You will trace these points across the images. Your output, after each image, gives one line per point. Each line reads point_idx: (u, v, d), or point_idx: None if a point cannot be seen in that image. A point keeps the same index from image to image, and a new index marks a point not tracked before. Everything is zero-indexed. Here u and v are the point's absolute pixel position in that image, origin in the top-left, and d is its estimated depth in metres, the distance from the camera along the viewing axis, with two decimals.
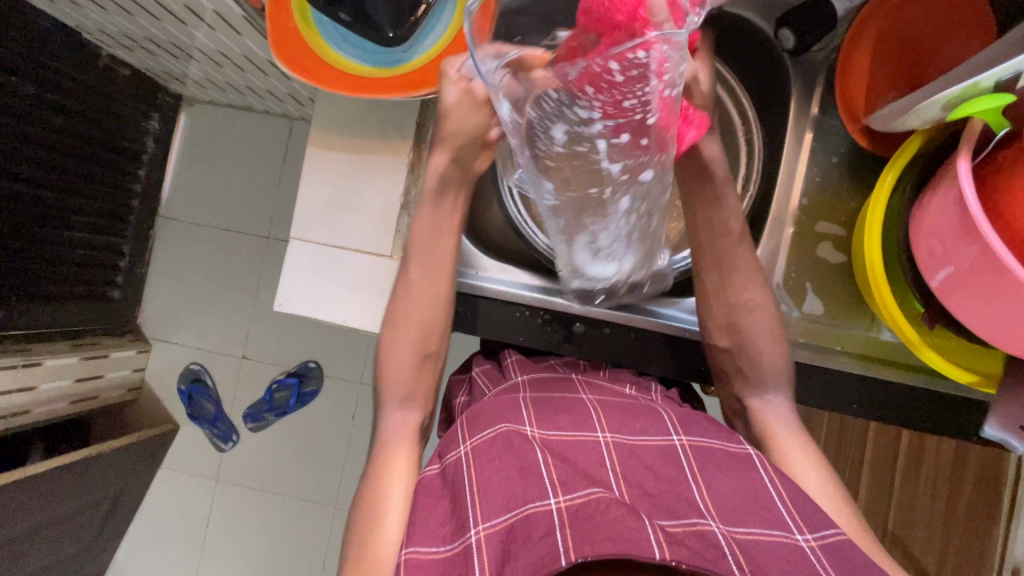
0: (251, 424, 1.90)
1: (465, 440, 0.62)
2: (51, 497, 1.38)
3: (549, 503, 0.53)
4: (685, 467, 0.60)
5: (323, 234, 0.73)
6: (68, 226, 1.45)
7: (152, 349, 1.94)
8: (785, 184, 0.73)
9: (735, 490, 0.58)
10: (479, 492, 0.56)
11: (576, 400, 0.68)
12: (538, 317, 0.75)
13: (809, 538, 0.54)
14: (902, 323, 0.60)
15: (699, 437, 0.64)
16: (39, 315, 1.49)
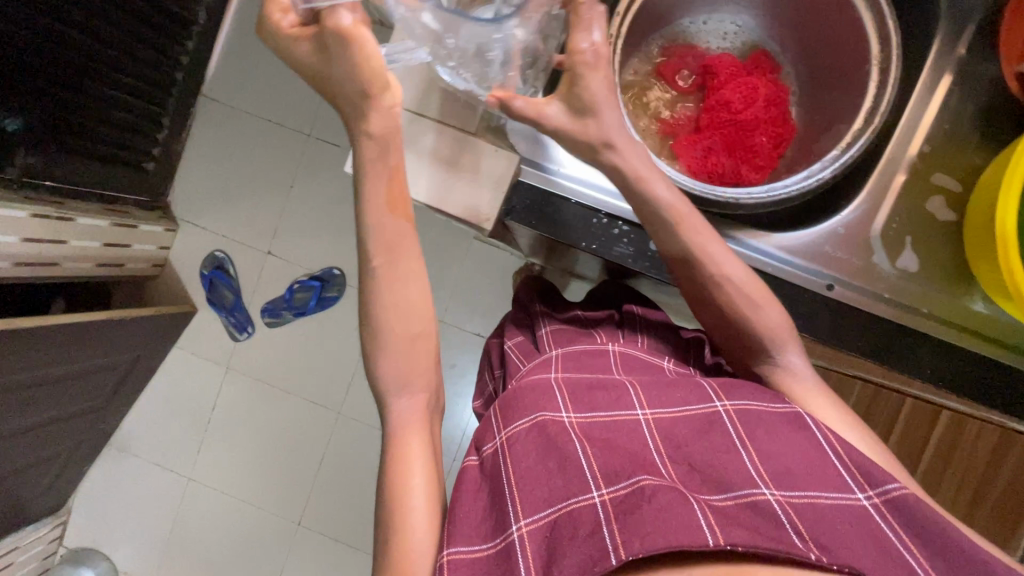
0: (268, 319, 1.90)
1: (499, 432, 0.59)
2: (71, 351, 1.40)
3: (592, 497, 0.50)
4: (731, 434, 0.56)
5: (412, 103, 0.71)
6: (113, 82, 1.41)
7: (178, 229, 1.92)
8: (907, 126, 0.67)
9: (787, 452, 0.54)
10: (520, 486, 0.53)
11: (610, 380, 0.62)
12: (615, 228, 0.71)
13: (874, 497, 0.51)
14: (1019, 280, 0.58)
15: (743, 401, 0.59)
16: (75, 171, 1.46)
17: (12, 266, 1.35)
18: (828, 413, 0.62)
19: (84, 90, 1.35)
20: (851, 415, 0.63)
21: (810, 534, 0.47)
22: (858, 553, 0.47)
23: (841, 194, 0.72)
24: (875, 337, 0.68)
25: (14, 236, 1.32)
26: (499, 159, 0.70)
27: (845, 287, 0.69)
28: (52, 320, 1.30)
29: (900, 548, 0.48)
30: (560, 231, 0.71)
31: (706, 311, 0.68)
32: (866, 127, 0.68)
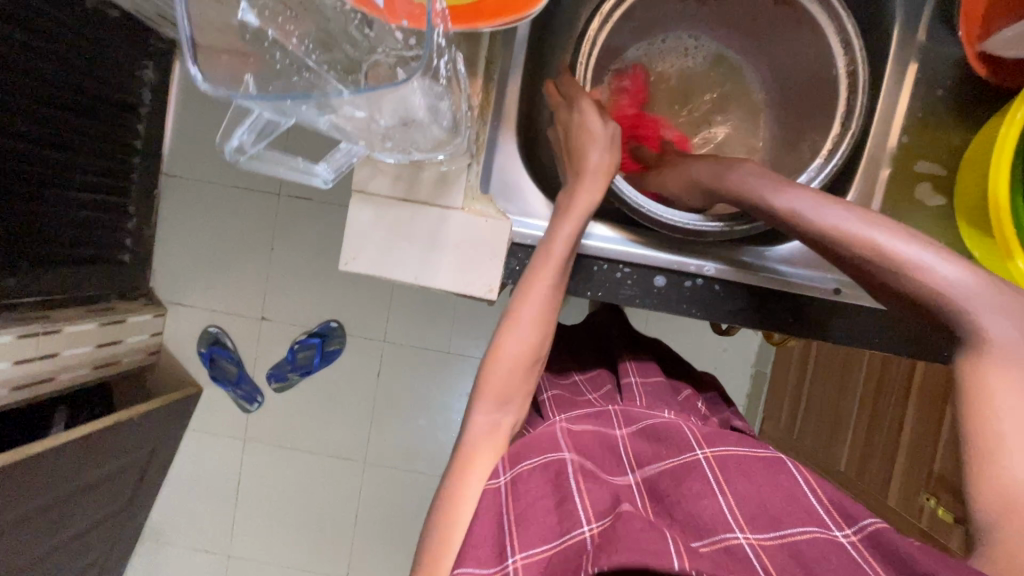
0: (275, 385, 1.87)
1: (502, 470, 0.54)
2: (90, 461, 1.38)
3: (583, 533, 0.47)
4: (710, 475, 0.53)
5: (387, 190, 0.67)
6: (73, 185, 1.38)
7: (166, 310, 1.85)
8: (882, 121, 0.68)
9: (763, 493, 0.51)
10: (517, 528, 0.49)
11: (605, 436, 0.59)
12: (618, 272, 0.71)
13: (850, 534, 0.48)
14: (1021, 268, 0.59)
15: (725, 447, 0.56)
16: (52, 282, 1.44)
17: (9, 393, 1.34)
18: (1002, 380, 0.47)
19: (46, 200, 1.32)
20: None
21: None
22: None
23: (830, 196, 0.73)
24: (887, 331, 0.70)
25: (4, 362, 1.31)
26: (488, 230, 0.68)
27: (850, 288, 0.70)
28: (60, 439, 1.27)
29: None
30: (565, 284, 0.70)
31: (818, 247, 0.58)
32: (844, 132, 0.68)
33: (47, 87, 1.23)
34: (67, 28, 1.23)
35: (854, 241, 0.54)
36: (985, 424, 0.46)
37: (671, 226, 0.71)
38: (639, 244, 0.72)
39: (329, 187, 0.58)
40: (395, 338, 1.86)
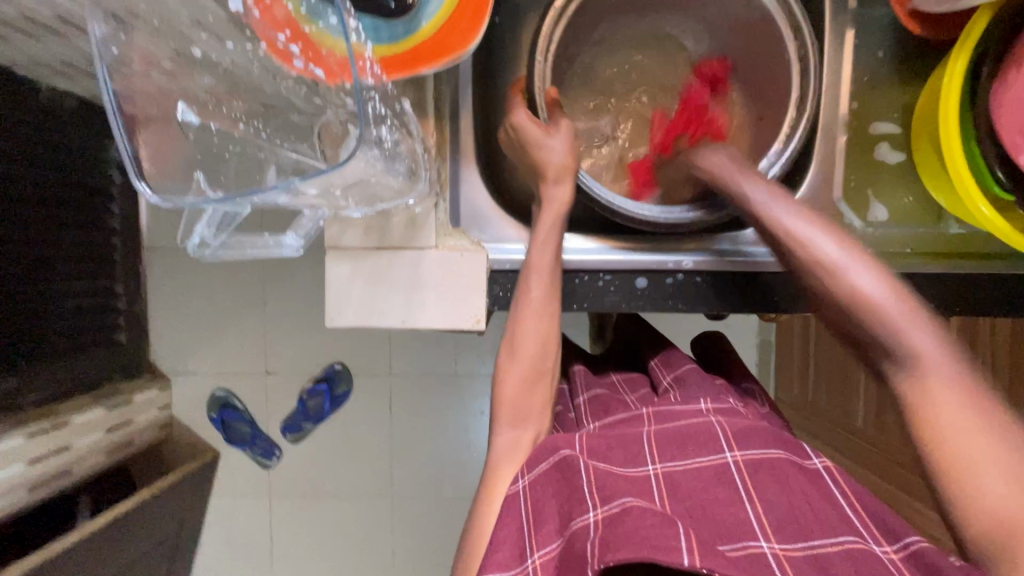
0: (291, 436, 1.86)
1: (521, 475, 0.55)
2: (123, 544, 1.37)
3: (588, 517, 0.48)
4: (737, 484, 0.52)
5: (359, 241, 0.68)
6: (57, 275, 1.39)
7: (173, 383, 1.83)
8: (830, 90, 0.70)
9: (793, 497, 0.50)
10: (537, 524, 0.50)
11: (630, 435, 0.58)
12: (601, 280, 0.72)
13: (886, 549, 0.48)
14: (991, 216, 0.58)
15: (756, 449, 0.54)
16: (50, 376, 1.44)
17: (26, 493, 1.32)
18: (945, 405, 0.46)
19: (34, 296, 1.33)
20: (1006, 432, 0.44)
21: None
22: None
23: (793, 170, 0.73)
24: None
25: (18, 465, 1.30)
26: (466, 264, 0.69)
27: None
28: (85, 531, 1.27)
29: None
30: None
31: (795, 281, 0.58)
32: (802, 113, 0.67)
33: (15, 186, 1.24)
34: (25, 125, 1.24)
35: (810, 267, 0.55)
36: (949, 437, 0.45)
37: (644, 221, 0.72)
38: (616, 252, 0.73)
39: (301, 255, 0.59)
40: (401, 370, 1.85)
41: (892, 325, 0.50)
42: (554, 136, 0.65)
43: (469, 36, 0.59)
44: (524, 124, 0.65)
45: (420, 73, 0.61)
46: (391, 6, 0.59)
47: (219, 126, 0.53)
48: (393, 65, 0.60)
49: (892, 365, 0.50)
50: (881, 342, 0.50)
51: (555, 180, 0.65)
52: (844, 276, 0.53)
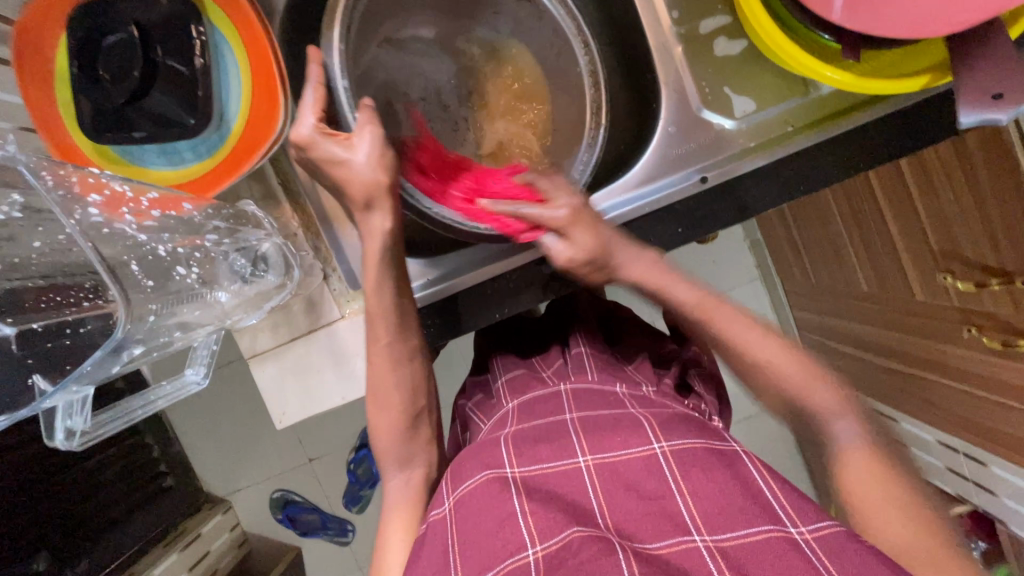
0: (355, 508, 1.68)
1: (447, 496, 0.56)
2: None
3: (526, 555, 0.49)
4: (666, 476, 0.53)
5: (274, 340, 0.69)
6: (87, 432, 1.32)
7: (233, 503, 1.67)
8: (647, 11, 0.68)
9: (721, 487, 0.51)
10: (461, 550, 0.51)
11: (556, 425, 0.59)
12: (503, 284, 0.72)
13: (802, 531, 0.47)
14: (838, 76, 0.55)
15: (681, 438, 0.55)
16: (120, 538, 1.37)
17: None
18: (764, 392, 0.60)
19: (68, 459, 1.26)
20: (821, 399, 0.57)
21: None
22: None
23: (649, 97, 0.72)
24: (768, 185, 0.68)
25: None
26: None
27: (713, 169, 0.68)
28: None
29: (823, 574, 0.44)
30: (464, 321, 0.72)
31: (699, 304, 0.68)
32: (601, 119, 0.72)
33: None
34: None
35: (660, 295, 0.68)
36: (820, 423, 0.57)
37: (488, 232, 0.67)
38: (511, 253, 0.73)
39: (207, 381, 0.60)
40: None
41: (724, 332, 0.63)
42: (359, 146, 0.59)
43: (269, 123, 0.61)
44: (314, 139, 0.58)
45: (249, 170, 0.63)
46: (192, 121, 0.59)
47: (45, 320, 0.58)
48: (219, 178, 0.61)
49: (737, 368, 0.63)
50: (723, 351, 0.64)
51: (366, 207, 0.60)
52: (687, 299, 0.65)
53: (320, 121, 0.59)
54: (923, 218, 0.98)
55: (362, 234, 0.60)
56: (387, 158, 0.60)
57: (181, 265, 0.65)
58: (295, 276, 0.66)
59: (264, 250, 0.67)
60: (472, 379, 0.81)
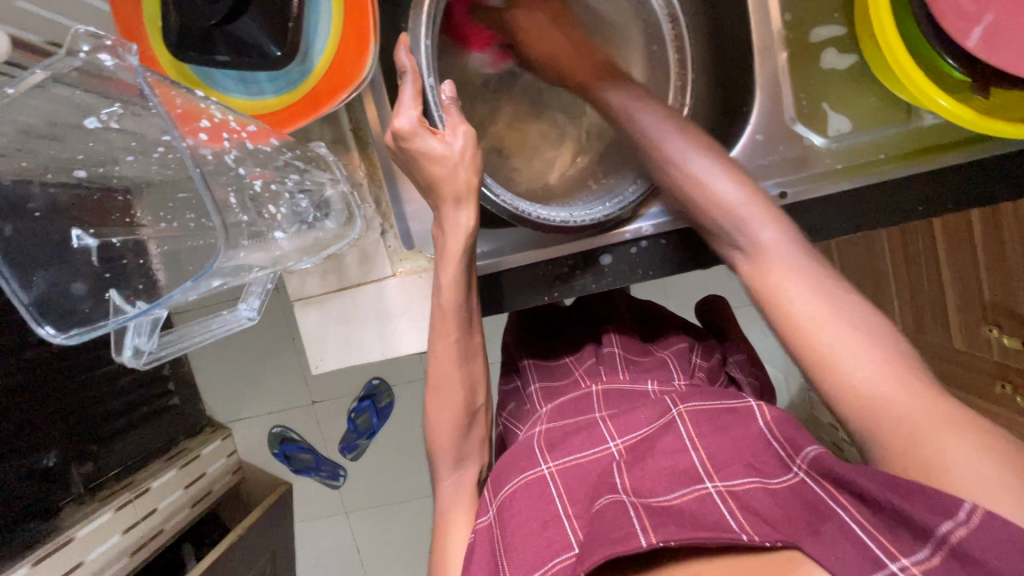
0: (351, 455, 1.71)
1: (490, 503, 0.57)
2: None
3: (574, 553, 0.48)
4: (682, 433, 0.53)
5: (321, 287, 0.69)
6: None
7: (234, 431, 1.71)
8: (758, 9, 0.64)
9: (734, 442, 0.51)
10: (509, 553, 0.51)
11: (586, 422, 0.60)
12: (565, 267, 0.69)
13: (800, 466, 0.47)
14: (952, 106, 0.52)
15: (698, 402, 0.56)
16: (129, 445, 1.39)
17: (130, 557, 1.28)
18: (793, 279, 0.52)
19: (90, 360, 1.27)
20: (855, 312, 0.49)
21: (749, 520, 0.45)
22: (794, 529, 0.43)
23: (739, 101, 0.69)
24: (856, 209, 0.64)
25: (117, 534, 1.25)
26: (426, 284, 0.69)
27: (794, 185, 0.65)
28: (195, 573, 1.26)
29: (836, 509, 0.43)
30: (508, 302, 0.71)
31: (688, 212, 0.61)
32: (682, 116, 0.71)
33: None
34: None
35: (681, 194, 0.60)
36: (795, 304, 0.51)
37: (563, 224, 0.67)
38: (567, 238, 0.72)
39: (256, 319, 0.58)
40: None
41: (740, 222, 0.56)
42: (454, 141, 0.59)
43: (354, 70, 0.59)
44: (415, 132, 0.58)
45: (321, 113, 0.61)
46: (275, 53, 0.58)
47: (119, 237, 0.56)
48: (290, 116, 0.60)
49: (745, 259, 0.56)
50: (733, 239, 0.57)
51: (454, 201, 0.59)
52: (748, 227, 0.55)
53: (418, 114, 0.58)
54: (979, 264, 0.95)
55: (445, 230, 0.60)
56: (478, 158, 0.60)
57: (270, 204, 0.58)
58: (356, 227, 0.65)
59: (328, 196, 0.64)
60: (502, 387, 0.80)
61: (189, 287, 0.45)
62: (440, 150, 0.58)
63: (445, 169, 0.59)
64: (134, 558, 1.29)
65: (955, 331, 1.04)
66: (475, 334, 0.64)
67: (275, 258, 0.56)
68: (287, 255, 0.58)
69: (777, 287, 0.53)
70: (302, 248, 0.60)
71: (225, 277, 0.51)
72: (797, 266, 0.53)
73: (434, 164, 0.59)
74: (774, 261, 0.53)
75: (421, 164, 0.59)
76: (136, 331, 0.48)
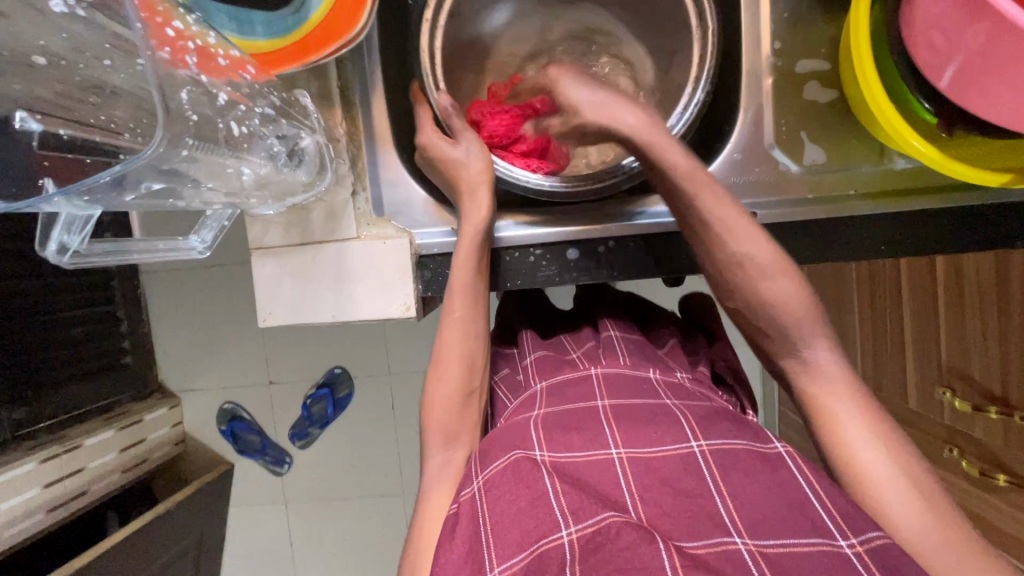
0: (298, 442, 1.65)
1: (476, 476, 0.55)
2: (145, 556, 1.25)
3: (561, 536, 0.48)
4: (705, 476, 0.51)
5: (283, 240, 0.68)
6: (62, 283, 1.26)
7: (183, 401, 1.65)
8: (750, 34, 0.67)
9: (763, 490, 0.50)
10: (495, 532, 0.50)
11: (587, 411, 0.58)
12: (566, 254, 0.69)
13: (852, 542, 0.45)
14: (928, 151, 0.54)
15: (720, 438, 0.54)
16: (69, 399, 1.31)
17: (47, 514, 1.19)
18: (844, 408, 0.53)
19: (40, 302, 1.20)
20: (892, 431, 0.52)
21: None
22: None
23: (722, 121, 0.71)
24: (822, 238, 0.65)
25: (35, 488, 1.17)
26: (391, 250, 0.67)
27: (767, 208, 0.67)
28: (115, 539, 1.19)
29: None
30: (495, 280, 0.70)
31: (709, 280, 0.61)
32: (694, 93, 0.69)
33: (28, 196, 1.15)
34: None
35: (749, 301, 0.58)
36: (844, 426, 0.52)
37: (539, 189, 0.72)
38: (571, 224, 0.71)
39: (207, 254, 0.58)
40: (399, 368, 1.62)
41: (800, 334, 0.57)
42: (461, 146, 0.67)
43: (348, 24, 0.59)
44: (428, 139, 0.68)
45: (313, 62, 0.61)
46: None
47: (69, 130, 0.51)
48: (281, 59, 0.60)
49: (800, 371, 0.57)
50: (791, 348, 0.57)
51: (468, 192, 0.66)
52: (803, 342, 0.57)
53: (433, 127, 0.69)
54: (940, 325, 0.96)
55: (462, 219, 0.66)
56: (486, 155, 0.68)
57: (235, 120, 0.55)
58: (326, 179, 0.64)
59: (304, 145, 0.62)
60: (501, 348, 0.81)
61: (115, 173, 0.41)
62: (454, 153, 0.67)
63: (457, 167, 0.67)
64: (52, 514, 1.21)
65: (911, 392, 1.05)
66: (480, 317, 0.65)
67: (238, 194, 0.59)
68: (247, 200, 0.61)
69: (831, 406, 0.54)
70: (268, 180, 0.60)
71: (164, 178, 0.49)
72: (846, 386, 0.55)
73: (450, 165, 0.67)
74: (828, 380, 0.55)
75: (438, 164, 0.68)
76: (66, 227, 0.44)
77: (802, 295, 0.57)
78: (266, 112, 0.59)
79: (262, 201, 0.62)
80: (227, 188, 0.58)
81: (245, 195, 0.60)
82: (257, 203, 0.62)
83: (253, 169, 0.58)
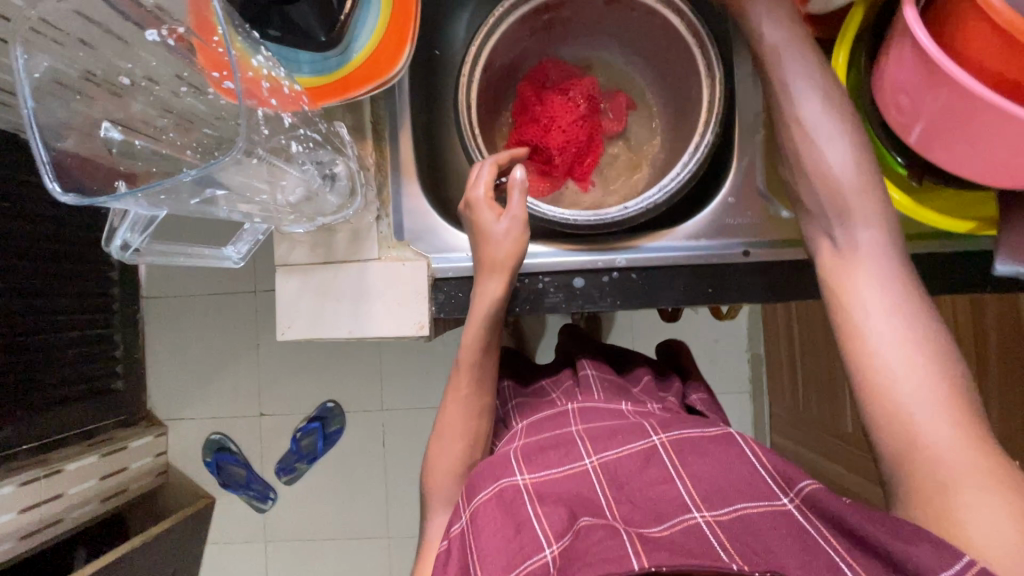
0: (285, 478, 1.58)
1: (464, 511, 0.58)
2: None
3: (545, 555, 0.48)
4: (667, 465, 0.56)
5: (306, 257, 0.72)
6: (69, 300, 1.26)
7: (170, 430, 1.59)
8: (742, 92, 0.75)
9: (723, 474, 0.54)
10: (480, 557, 0.51)
11: (563, 434, 0.61)
12: (572, 282, 0.74)
13: (794, 499, 0.51)
14: (904, 201, 0.60)
15: (678, 431, 0.59)
16: (59, 420, 1.28)
17: (18, 543, 1.14)
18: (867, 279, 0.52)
19: (47, 318, 1.20)
20: (924, 327, 0.49)
21: (740, 549, 0.47)
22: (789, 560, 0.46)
23: (720, 167, 0.78)
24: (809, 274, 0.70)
25: (11, 513, 1.13)
26: (408, 272, 0.72)
27: (757, 248, 0.73)
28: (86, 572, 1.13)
29: (826, 547, 0.47)
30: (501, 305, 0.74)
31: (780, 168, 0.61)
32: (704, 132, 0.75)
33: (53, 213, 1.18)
34: None
35: (794, 182, 0.59)
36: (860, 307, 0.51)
37: (564, 222, 0.75)
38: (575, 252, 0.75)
39: (241, 264, 0.64)
40: (393, 406, 1.58)
41: (844, 211, 0.55)
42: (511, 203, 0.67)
43: (389, 67, 0.66)
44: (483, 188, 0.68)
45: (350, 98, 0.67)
46: (321, 40, 0.65)
47: (143, 142, 0.59)
48: (323, 94, 0.66)
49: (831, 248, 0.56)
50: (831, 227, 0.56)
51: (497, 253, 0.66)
52: (847, 218, 0.55)
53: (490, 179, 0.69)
54: None
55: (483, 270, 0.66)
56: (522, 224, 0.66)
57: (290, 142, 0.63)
58: (355, 203, 0.69)
59: (338, 171, 0.67)
60: None
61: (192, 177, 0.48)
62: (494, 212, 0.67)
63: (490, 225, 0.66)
64: (20, 544, 1.15)
65: None
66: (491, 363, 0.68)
67: (275, 210, 0.64)
68: (283, 218, 0.66)
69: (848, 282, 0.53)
70: (303, 203, 0.66)
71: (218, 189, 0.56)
72: (873, 275, 0.52)
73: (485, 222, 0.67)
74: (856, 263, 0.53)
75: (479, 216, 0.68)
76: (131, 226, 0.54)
77: (865, 176, 0.55)
78: (313, 137, 0.65)
79: (297, 220, 0.67)
80: (265, 202, 0.63)
81: (281, 211, 0.65)
82: (293, 221, 0.67)
83: (289, 195, 0.65)
